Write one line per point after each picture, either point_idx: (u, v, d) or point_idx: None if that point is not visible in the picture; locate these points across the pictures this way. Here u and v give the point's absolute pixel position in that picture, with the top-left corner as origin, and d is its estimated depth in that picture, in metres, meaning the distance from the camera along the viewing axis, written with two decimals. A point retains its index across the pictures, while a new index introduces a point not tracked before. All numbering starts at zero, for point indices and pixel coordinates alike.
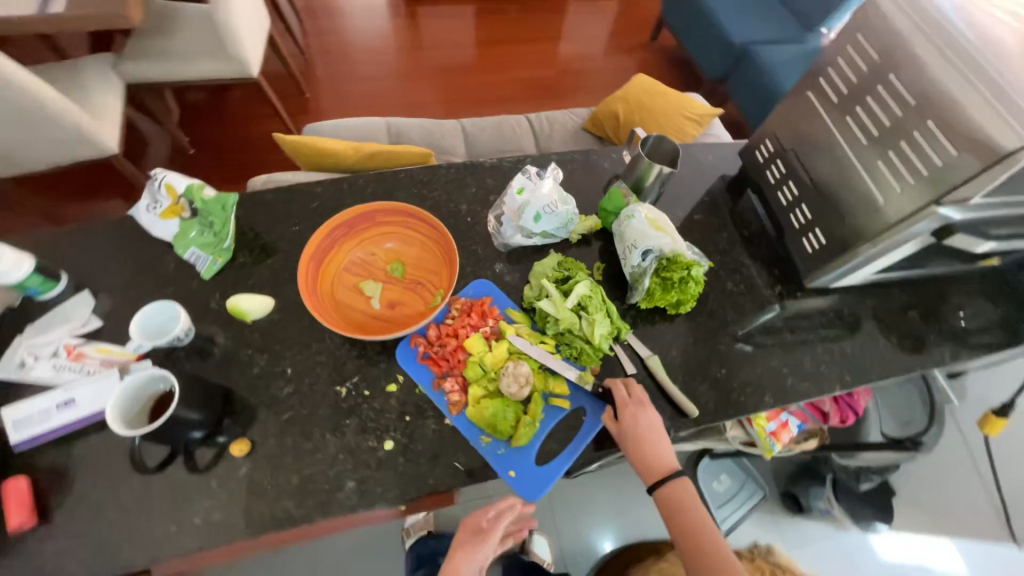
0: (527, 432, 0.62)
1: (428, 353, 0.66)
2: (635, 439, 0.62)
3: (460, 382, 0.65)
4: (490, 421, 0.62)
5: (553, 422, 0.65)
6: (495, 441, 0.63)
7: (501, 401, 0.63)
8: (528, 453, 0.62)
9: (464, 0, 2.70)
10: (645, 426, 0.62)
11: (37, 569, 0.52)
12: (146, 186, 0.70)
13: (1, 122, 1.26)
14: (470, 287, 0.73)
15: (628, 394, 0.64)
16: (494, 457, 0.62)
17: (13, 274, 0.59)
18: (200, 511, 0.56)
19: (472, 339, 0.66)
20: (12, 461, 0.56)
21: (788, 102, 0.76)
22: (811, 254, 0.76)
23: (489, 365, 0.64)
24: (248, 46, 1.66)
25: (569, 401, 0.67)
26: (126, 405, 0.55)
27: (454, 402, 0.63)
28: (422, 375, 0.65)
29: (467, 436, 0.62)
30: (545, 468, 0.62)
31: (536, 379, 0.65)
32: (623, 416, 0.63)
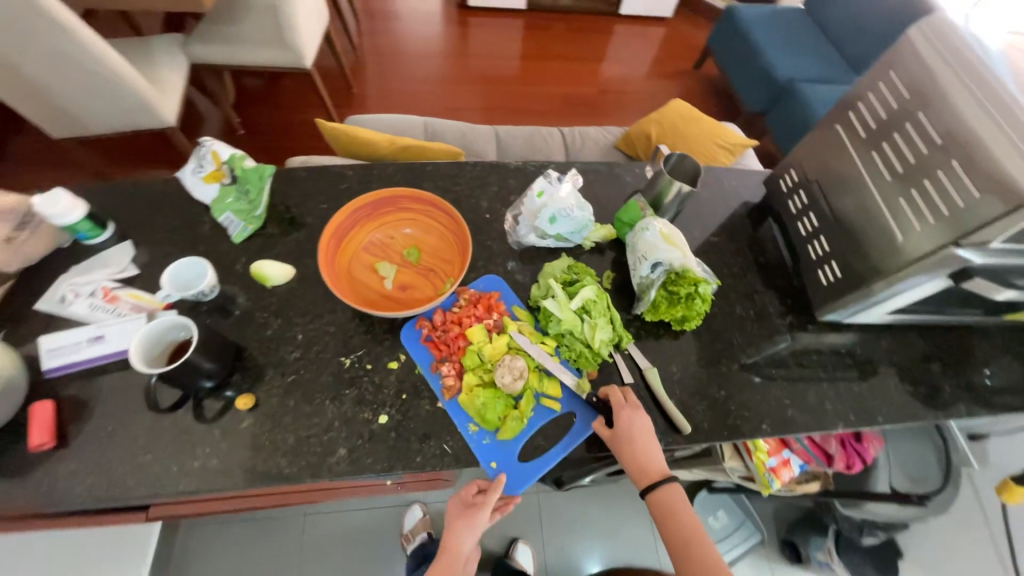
0: (513, 426, 0.64)
1: (431, 336, 0.69)
2: (628, 444, 0.62)
3: (457, 368, 0.67)
4: (480, 410, 0.64)
5: (542, 421, 0.66)
6: (482, 431, 0.64)
7: (493, 393, 0.64)
8: (512, 448, 0.64)
9: (514, 14, 2.79)
10: (637, 431, 0.63)
11: (47, 487, 0.56)
12: (195, 151, 0.76)
13: (78, 87, 1.38)
14: (481, 281, 0.75)
15: (623, 400, 0.65)
16: (478, 446, 0.63)
17: (66, 217, 0.64)
18: (201, 456, 0.59)
19: (474, 328, 0.67)
20: (40, 386, 0.61)
21: (816, 133, 0.76)
22: (825, 287, 0.75)
23: (486, 355, 0.66)
24: (306, 39, 1.77)
25: (561, 404, 0.67)
26: (148, 348, 0.59)
27: (448, 386, 0.65)
28: (422, 356, 0.68)
29: (456, 421, 0.64)
30: (526, 465, 0.63)
31: (531, 377, 0.66)
32: (618, 419, 0.64)
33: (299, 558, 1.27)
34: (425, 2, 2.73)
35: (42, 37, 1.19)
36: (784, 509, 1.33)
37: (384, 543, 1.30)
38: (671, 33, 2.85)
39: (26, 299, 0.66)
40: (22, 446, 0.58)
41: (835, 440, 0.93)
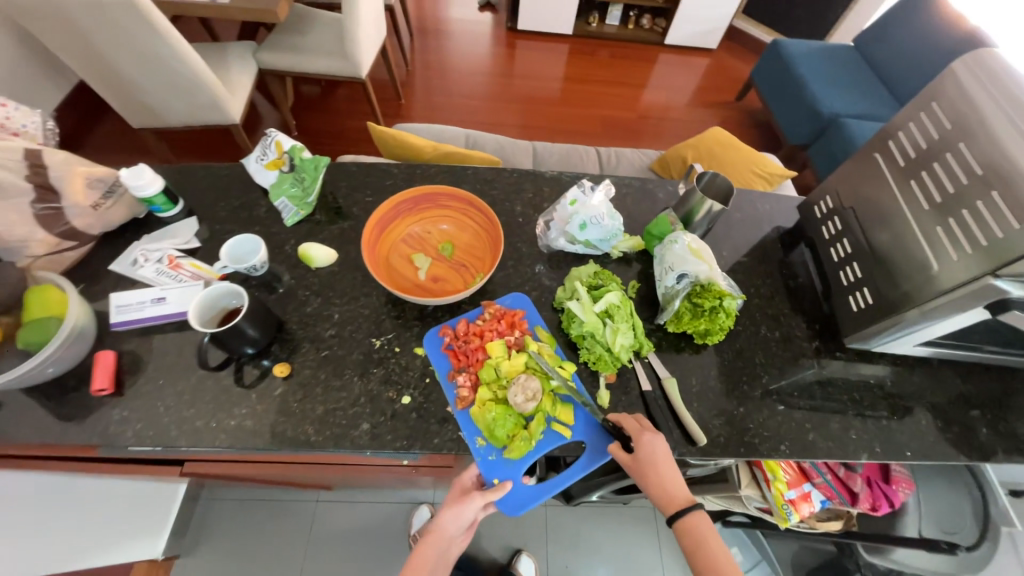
0: (520, 447, 0.64)
1: (452, 345, 0.70)
2: (651, 469, 0.62)
3: (473, 380, 0.67)
4: (488, 426, 0.64)
5: (550, 445, 0.65)
6: (489, 446, 0.65)
7: (503, 409, 0.64)
8: (515, 468, 0.65)
9: (560, 39, 2.89)
10: (659, 455, 0.62)
11: (101, 428, 0.61)
12: (260, 141, 0.83)
13: (161, 83, 1.52)
14: (508, 298, 0.76)
15: (639, 425, 0.65)
16: (483, 460, 0.64)
17: (146, 189, 0.72)
18: (237, 416, 0.63)
19: (495, 343, 0.68)
20: (105, 337, 0.67)
21: (854, 161, 0.76)
22: (856, 313, 0.74)
23: (503, 372, 0.66)
24: (364, 52, 1.90)
25: (572, 432, 0.67)
26: (203, 311, 0.65)
27: (461, 397, 0.66)
28: (441, 364, 0.69)
29: (465, 432, 0.65)
30: (526, 489, 0.64)
31: (545, 401, 0.66)
32: (639, 444, 0.63)
33: (306, 543, 1.30)
34: (476, 23, 2.87)
35: (137, 37, 1.33)
36: (802, 554, 1.21)
37: (388, 538, 1.32)
38: (714, 64, 2.88)
39: (102, 260, 0.74)
40: (84, 390, 0.64)
41: (860, 478, 0.91)
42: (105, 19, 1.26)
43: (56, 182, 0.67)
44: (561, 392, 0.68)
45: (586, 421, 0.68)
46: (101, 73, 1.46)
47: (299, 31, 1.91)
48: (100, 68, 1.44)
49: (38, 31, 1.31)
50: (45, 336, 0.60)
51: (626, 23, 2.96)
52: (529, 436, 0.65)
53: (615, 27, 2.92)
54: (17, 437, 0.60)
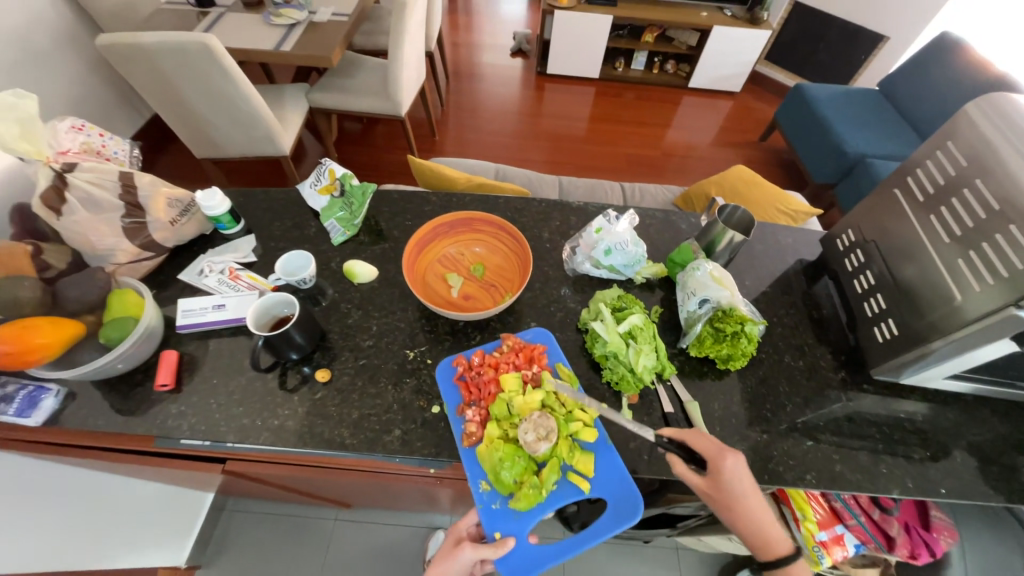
0: (528, 496, 0.62)
1: (464, 376, 0.71)
2: (734, 490, 0.62)
3: (482, 415, 0.67)
4: (493, 468, 0.63)
5: (564, 497, 0.63)
6: (493, 492, 0.64)
7: (512, 450, 0.63)
8: (521, 522, 0.63)
9: (587, 83, 3.05)
10: (741, 481, 0.61)
11: (159, 421, 0.67)
12: (315, 169, 0.92)
13: (225, 117, 1.68)
14: (528, 332, 0.77)
15: (716, 447, 0.63)
16: (486, 509, 0.64)
17: (215, 208, 0.81)
18: (279, 416, 0.68)
19: (509, 377, 0.67)
20: (170, 338, 0.74)
21: (875, 196, 0.79)
22: (882, 343, 0.74)
23: (516, 408, 0.65)
24: (404, 93, 2.06)
25: (590, 487, 0.64)
26: (258, 317, 0.71)
27: (469, 433, 0.66)
28: (452, 396, 0.70)
29: (470, 474, 0.64)
30: (532, 548, 0.62)
31: (560, 445, 0.64)
32: (721, 470, 0.61)
33: (320, 565, 1.30)
34: (508, 68, 3.08)
35: (209, 77, 1.50)
36: None
37: (401, 564, 1.31)
38: (737, 106, 2.96)
39: (171, 270, 0.82)
40: (148, 384, 0.70)
41: (896, 521, 0.86)
42: (185, 62, 1.43)
43: (143, 202, 0.77)
44: (579, 439, 0.66)
45: (605, 475, 0.65)
46: (176, 111, 1.65)
47: (348, 75, 2.11)
48: (174, 105, 1.62)
49: (127, 74, 1.49)
50: (124, 332, 0.67)
51: (650, 68, 3.11)
52: (539, 485, 0.63)
53: (639, 71, 3.08)
54: (86, 425, 0.66)
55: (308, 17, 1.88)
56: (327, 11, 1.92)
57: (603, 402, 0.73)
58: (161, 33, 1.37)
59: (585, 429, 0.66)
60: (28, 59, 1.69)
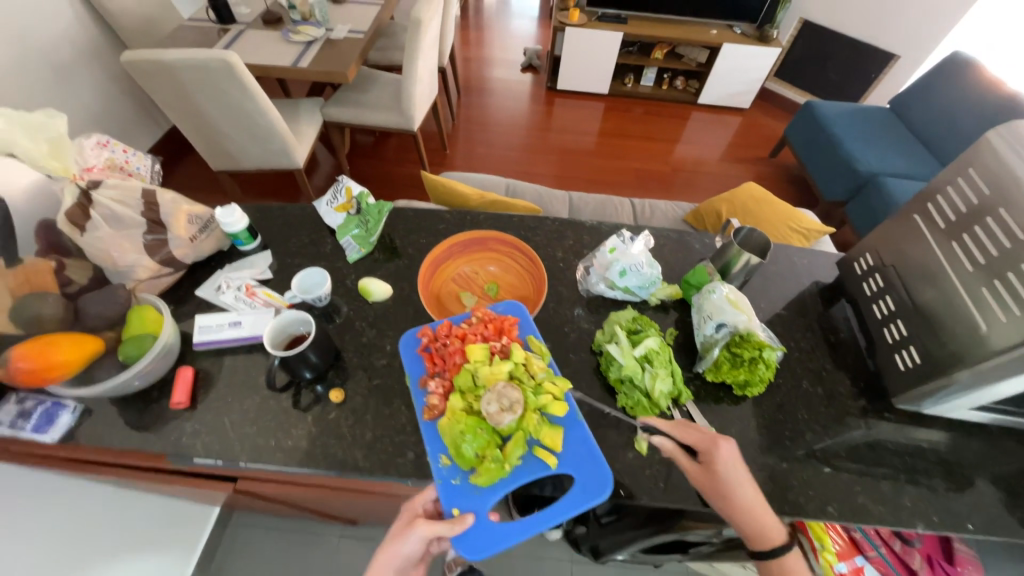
0: (489, 471, 0.60)
1: (429, 347, 0.70)
2: (724, 482, 0.62)
3: (444, 387, 0.66)
4: (455, 442, 0.61)
5: (529, 473, 0.62)
6: (453, 468, 0.63)
7: (474, 423, 0.61)
8: (481, 498, 0.61)
9: (596, 98, 3.08)
10: (734, 471, 0.62)
11: (174, 439, 0.67)
12: (332, 187, 0.93)
13: (240, 129, 1.71)
14: (500, 304, 0.76)
15: (710, 437, 0.65)
16: (445, 485, 0.62)
17: (234, 225, 0.82)
18: (294, 437, 0.68)
19: (475, 347, 0.65)
20: (186, 356, 0.75)
21: (894, 221, 0.77)
22: (903, 371, 0.73)
23: (481, 379, 0.62)
24: (417, 108, 2.09)
25: (556, 462, 0.63)
26: (275, 335, 0.72)
27: (430, 407, 0.65)
28: (416, 368, 0.71)
29: (431, 448, 0.64)
30: (491, 526, 0.60)
31: (527, 419, 0.62)
32: (711, 456, 0.63)
33: None
34: (518, 83, 3.12)
35: (228, 92, 1.53)
36: None
37: None
38: (747, 122, 2.97)
39: (189, 286, 0.83)
40: (164, 402, 0.70)
41: (917, 554, 0.85)
42: (205, 78, 1.47)
43: (164, 218, 0.79)
44: (547, 413, 0.64)
45: (573, 452, 0.64)
46: (194, 124, 1.68)
47: (362, 90, 2.15)
48: (192, 118, 1.65)
49: (149, 88, 1.52)
50: (142, 349, 0.67)
51: (660, 84, 3.13)
52: (501, 459, 0.60)
53: (648, 87, 3.10)
54: (101, 442, 0.66)
55: (325, 34, 1.93)
56: (344, 29, 1.97)
57: (618, 426, 0.72)
58: (183, 50, 1.40)
59: (554, 404, 0.64)
60: (53, 73, 1.73)
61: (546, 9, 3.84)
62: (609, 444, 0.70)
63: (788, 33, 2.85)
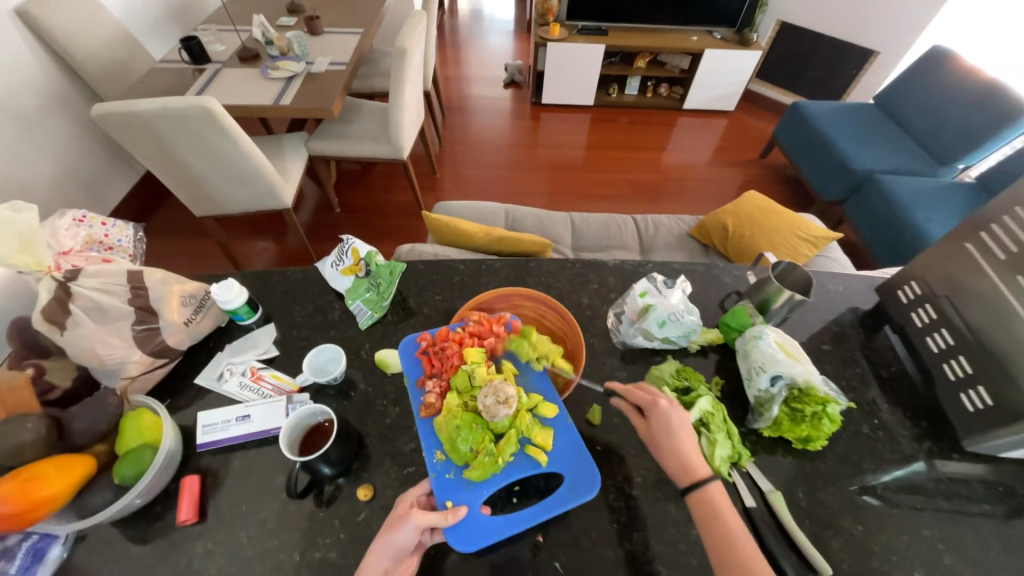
0: (483, 465, 0.58)
1: (427, 351, 0.70)
2: (664, 432, 0.62)
3: (441, 387, 0.65)
4: (450, 437, 0.60)
5: (521, 471, 0.60)
6: (448, 462, 0.61)
7: (470, 418, 0.60)
8: (474, 492, 0.59)
9: (580, 110, 3.05)
10: (674, 425, 0.62)
11: (184, 564, 0.59)
12: (337, 247, 0.87)
13: (221, 173, 1.61)
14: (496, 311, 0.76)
15: (651, 396, 0.66)
16: (439, 478, 0.60)
17: (232, 301, 0.75)
18: (321, 547, 0.60)
19: (472, 349, 0.66)
20: (191, 459, 0.67)
21: (943, 250, 0.75)
22: (972, 413, 0.69)
23: (477, 378, 0.62)
24: (405, 136, 2.02)
25: (547, 460, 0.61)
26: (291, 432, 0.64)
27: (427, 404, 0.64)
28: (412, 368, 0.69)
29: (425, 443, 0.62)
30: (482, 520, 0.58)
31: (519, 417, 0.62)
32: (652, 411, 0.64)
33: None
34: (500, 100, 3.08)
35: (208, 139, 1.45)
36: None
37: None
38: (734, 124, 2.96)
39: (187, 374, 0.75)
40: (169, 518, 0.62)
41: None
42: (178, 122, 1.37)
43: (155, 304, 0.72)
44: (538, 413, 0.64)
45: (564, 451, 0.63)
46: (174, 172, 1.58)
47: (347, 121, 2.08)
48: (170, 167, 1.56)
49: (123, 141, 1.44)
50: (141, 467, 0.59)
51: (644, 92, 3.12)
52: (495, 454, 0.59)
53: (633, 96, 3.09)
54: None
55: (306, 68, 1.86)
56: (325, 61, 1.90)
57: (676, 498, 0.66)
58: (158, 99, 1.32)
59: (544, 405, 0.64)
60: (19, 128, 1.63)
61: (523, 23, 3.82)
62: (670, 521, 0.64)
63: (766, 36, 2.87)
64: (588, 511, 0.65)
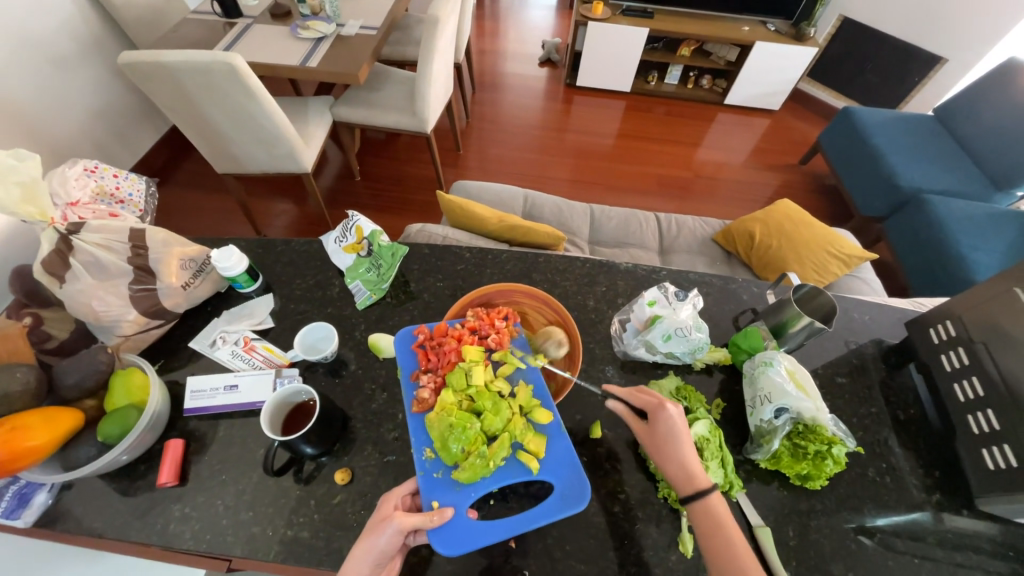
0: (473, 467, 0.55)
1: (424, 344, 0.66)
2: (666, 438, 0.59)
3: (436, 383, 0.62)
4: (441, 436, 0.56)
5: (511, 476, 0.57)
6: (437, 461, 0.58)
7: (464, 417, 0.57)
8: (462, 494, 0.56)
9: (616, 96, 2.93)
10: (679, 431, 0.59)
11: (160, 526, 0.59)
12: (342, 223, 0.85)
13: (243, 132, 1.60)
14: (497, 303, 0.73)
15: (655, 398, 0.63)
16: (426, 477, 0.57)
17: (231, 269, 0.73)
18: (294, 525, 0.60)
19: (471, 347, 0.63)
20: (177, 422, 0.67)
21: (984, 292, 0.69)
22: (989, 472, 0.64)
23: (474, 378, 0.60)
24: (431, 109, 1.97)
25: (539, 468, 0.57)
26: (274, 409, 0.64)
27: (420, 400, 0.61)
28: (407, 361, 0.66)
29: (413, 439, 0.59)
30: (469, 524, 0.54)
31: (513, 421, 0.59)
32: (653, 416, 0.61)
33: None
34: (533, 79, 2.97)
35: (233, 97, 1.43)
36: None
37: None
38: (777, 125, 2.80)
39: (183, 336, 0.75)
40: (151, 477, 0.63)
41: None
42: (205, 78, 1.36)
43: (154, 265, 0.71)
44: (533, 419, 0.60)
45: (557, 460, 0.59)
46: (198, 127, 1.58)
47: (374, 89, 2.04)
48: (195, 122, 1.56)
49: (150, 91, 1.43)
50: (126, 426, 0.60)
51: (685, 83, 2.97)
52: (487, 457, 0.56)
53: (673, 85, 2.94)
54: (81, 528, 0.59)
55: (335, 30, 1.81)
56: (355, 24, 1.85)
57: (659, 521, 0.63)
58: (185, 52, 1.30)
59: (539, 410, 0.61)
60: (55, 71, 1.65)
61: None
62: (649, 544, 0.61)
63: (825, 32, 2.67)
64: (567, 524, 0.63)
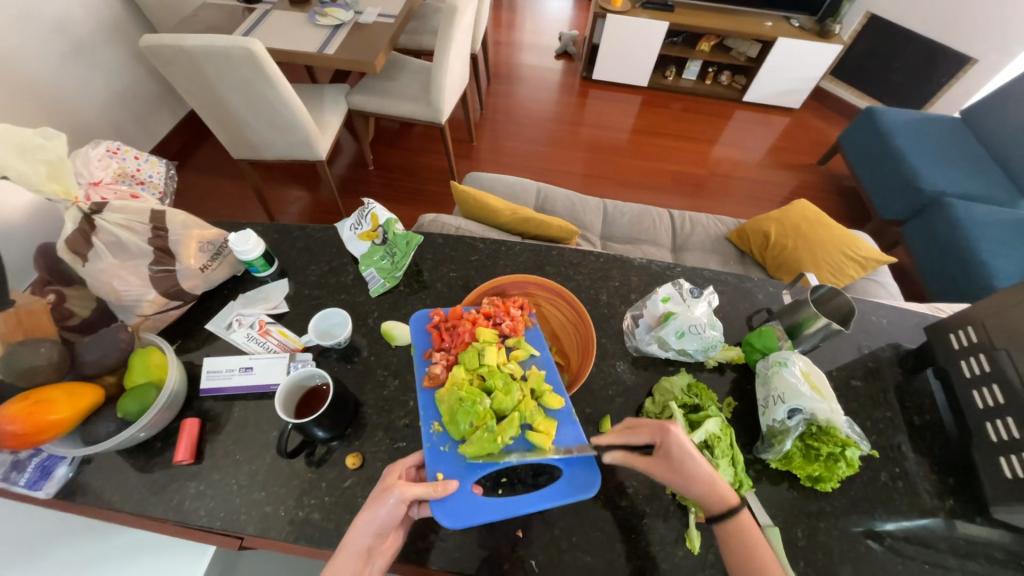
0: (480, 442, 0.55)
1: (438, 325, 0.67)
2: (682, 464, 0.56)
3: (449, 361, 0.63)
4: (450, 410, 0.56)
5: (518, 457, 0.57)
6: (444, 435, 0.58)
7: (475, 393, 0.57)
8: (467, 468, 0.57)
9: (632, 90, 2.89)
10: (690, 451, 0.57)
11: (176, 503, 0.61)
12: (358, 210, 0.86)
13: (259, 117, 1.61)
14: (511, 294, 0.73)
15: (656, 425, 0.59)
16: (432, 449, 0.57)
17: (248, 253, 0.74)
18: (305, 506, 0.61)
19: (485, 328, 0.63)
20: (194, 402, 0.68)
21: (1008, 299, 0.68)
22: (1007, 481, 0.63)
23: (487, 358, 0.60)
24: (445, 99, 1.96)
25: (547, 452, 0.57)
26: (288, 392, 0.65)
27: (432, 375, 0.61)
28: (421, 341, 0.66)
29: (422, 413, 0.60)
30: (472, 498, 0.55)
31: (524, 403, 0.58)
32: (662, 445, 0.58)
33: None
34: (549, 72, 2.94)
35: (250, 82, 1.44)
36: None
37: None
38: (796, 123, 2.74)
39: (200, 318, 0.77)
40: (168, 454, 0.64)
41: None
42: (223, 62, 1.36)
43: (173, 247, 0.73)
44: (544, 403, 0.60)
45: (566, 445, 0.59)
46: (215, 111, 1.59)
47: (389, 78, 2.03)
48: (212, 106, 1.57)
49: (168, 74, 1.44)
50: (145, 404, 0.61)
51: (703, 78, 2.92)
52: (495, 433, 0.55)
53: (691, 81, 2.89)
54: (99, 501, 0.60)
55: (353, 17, 1.80)
56: (373, 12, 1.84)
57: (667, 517, 0.63)
58: (204, 36, 1.31)
59: (551, 395, 0.60)
60: (77, 53, 1.67)
61: None
62: (655, 539, 0.62)
63: (850, 28, 2.60)
64: (573, 516, 0.63)
